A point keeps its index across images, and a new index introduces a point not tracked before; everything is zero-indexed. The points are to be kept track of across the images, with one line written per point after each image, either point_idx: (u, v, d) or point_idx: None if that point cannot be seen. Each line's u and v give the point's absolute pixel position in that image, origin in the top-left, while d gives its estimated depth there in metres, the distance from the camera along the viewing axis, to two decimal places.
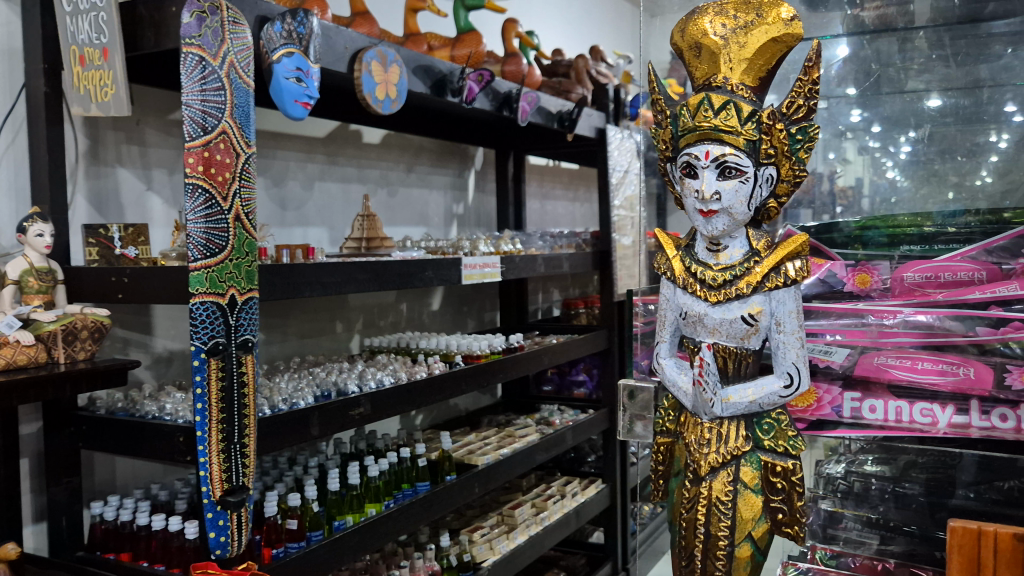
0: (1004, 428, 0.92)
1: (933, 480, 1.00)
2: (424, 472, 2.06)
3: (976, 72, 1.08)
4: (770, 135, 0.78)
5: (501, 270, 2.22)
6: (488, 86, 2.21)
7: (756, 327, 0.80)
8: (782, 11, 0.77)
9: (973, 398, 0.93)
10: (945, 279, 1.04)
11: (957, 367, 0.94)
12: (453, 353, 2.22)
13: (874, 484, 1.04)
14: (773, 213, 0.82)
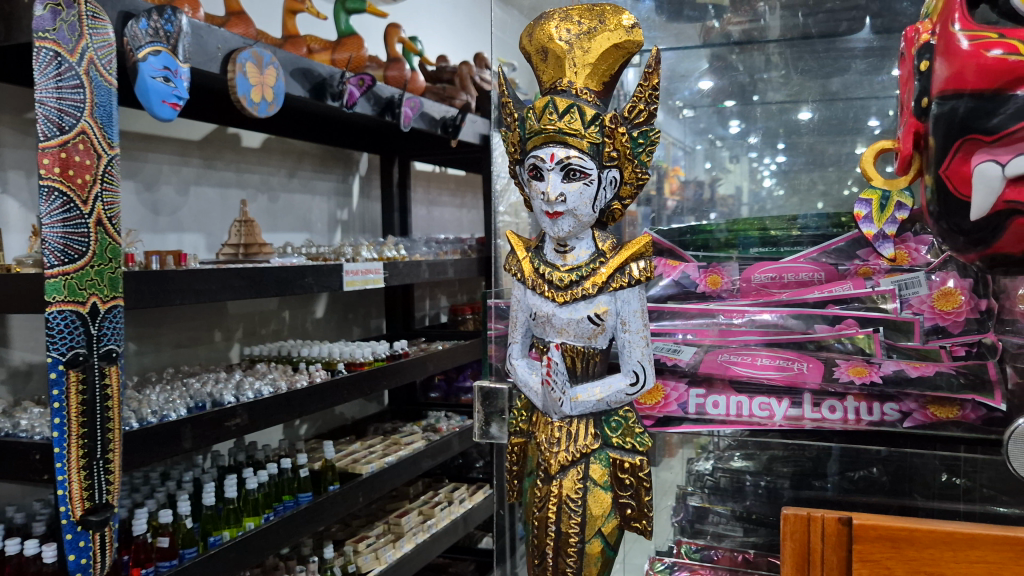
0: (833, 419, 0.97)
1: (797, 472, 1.04)
2: (306, 483, 2.01)
3: (830, 85, 1.21)
4: (612, 138, 0.80)
5: (384, 275, 2.19)
6: (370, 90, 2.18)
7: (602, 326, 0.82)
8: (623, 18, 0.80)
9: (805, 392, 0.98)
10: (788, 280, 1.07)
11: (792, 362, 0.98)
12: (335, 361, 2.18)
13: (749, 480, 1.10)
14: (618, 215, 0.84)
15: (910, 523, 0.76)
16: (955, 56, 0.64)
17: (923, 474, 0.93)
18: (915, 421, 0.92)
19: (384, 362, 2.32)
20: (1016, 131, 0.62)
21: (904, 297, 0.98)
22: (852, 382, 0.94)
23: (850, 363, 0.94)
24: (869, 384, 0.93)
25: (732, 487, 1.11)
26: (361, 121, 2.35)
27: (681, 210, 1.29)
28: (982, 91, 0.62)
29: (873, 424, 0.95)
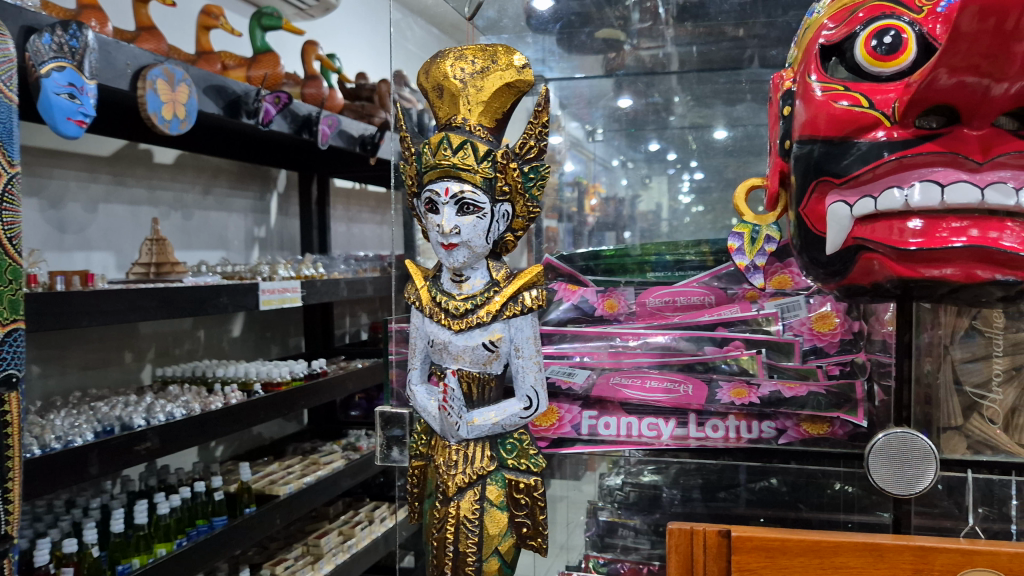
0: (716, 438, 1.03)
1: (705, 482, 1.08)
2: (221, 506, 1.98)
3: (736, 110, 1.30)
4: (504, 173, 0.83)
5: (302, 294, 2.18)
6: (286, 109, 2.19)
7: (496, 352, 0.85)
8: (514, 58, 0.83)
9: (690, 412, 1.03)
10: (680, 303, 1.12)
11: (678, 384, 1.03)
12: (252, 381, 2.16)
13: (664, 493, 1.13)
14: (511, 246, 0.88)
15: (780, 534, 0.81)
16: (812, 103, 0.71)
17: (815, 484, 1.00)
18: (790, 437, 1.00)
19: (302, 381, 2.31)
20: (859, 175, 0.68)
21: (786, 320, 1.04)
22: (732, 403, 1.00)
23: (731, 386, 1.00)
24: (748, 405, 0.99)
25: (641, 498, 1.15)
26: (278, 139, 2.34)
27: (603, 225, 1.37)
28: (831, 137, 0.69)
29: (752, 441, 1.01)
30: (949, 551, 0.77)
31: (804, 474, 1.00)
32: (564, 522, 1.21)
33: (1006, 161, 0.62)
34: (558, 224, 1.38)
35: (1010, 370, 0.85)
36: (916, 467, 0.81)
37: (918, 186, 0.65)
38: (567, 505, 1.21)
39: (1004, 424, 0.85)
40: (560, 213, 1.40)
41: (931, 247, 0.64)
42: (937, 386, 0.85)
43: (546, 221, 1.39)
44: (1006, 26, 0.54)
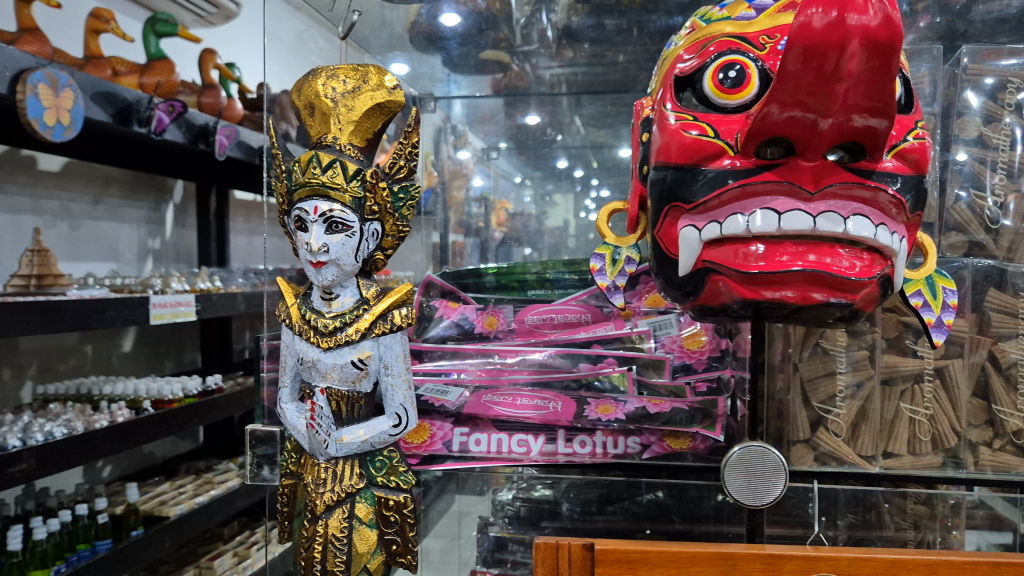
0: (583, 453, 1.01)
1: (590, 496, 1.13)
2: (105, 530, 1.91)
3: None
4: (373, 193, 0.84)
5: (197, 308, 2.12)
6: (180, 117, 2.13)
7: (366, 370, 0.86)
8: (384, 78, 0.84)
9: (559, 428, 1.01)
10: (558, 321, 1.15)
11: (548, 402, 1.00)
12: (142, 398, 2.08)
13: (563, 506, 1.16)
14: (381, 264, 0.89)
15: (642, 545, 0.83)
16: (666, 130, 0.73)
17: (697, 499, 1.07)
18: (654, 452, 1.00)
19: (195, 398, 2.24)
20: (707, 201, 0.70)
21: (658, 337, 1.08)
22: (600, 420, 0.99)
23: (598, 402, 0.99)
24: (614, 422, 0.99)
25: (533, 509, 1.19)
26: (173, 149, 2.28)
27: (510, 241, 1.51)
28: (682, 164, 0.71)
29: (617, 456, 1.00)
30: (796, 559, 0.81)
31: (686, 489, 1.06)
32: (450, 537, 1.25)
33: (835, 191, 0.66)
34: (465, 239, 1.51)
35: (852, 386, 0.90)
36: (768, 480, 0.84)
37: (759, 212, 0.68)
38: (454, 519, 1.24)
39: (847, 435, 0.90)
40: (468, 228, 1.52)
41: (771, 270, 0.68)
42: (789, 402, 0.90)
43: (454, 236, 1.51)
44: (826, 66, 0.58)
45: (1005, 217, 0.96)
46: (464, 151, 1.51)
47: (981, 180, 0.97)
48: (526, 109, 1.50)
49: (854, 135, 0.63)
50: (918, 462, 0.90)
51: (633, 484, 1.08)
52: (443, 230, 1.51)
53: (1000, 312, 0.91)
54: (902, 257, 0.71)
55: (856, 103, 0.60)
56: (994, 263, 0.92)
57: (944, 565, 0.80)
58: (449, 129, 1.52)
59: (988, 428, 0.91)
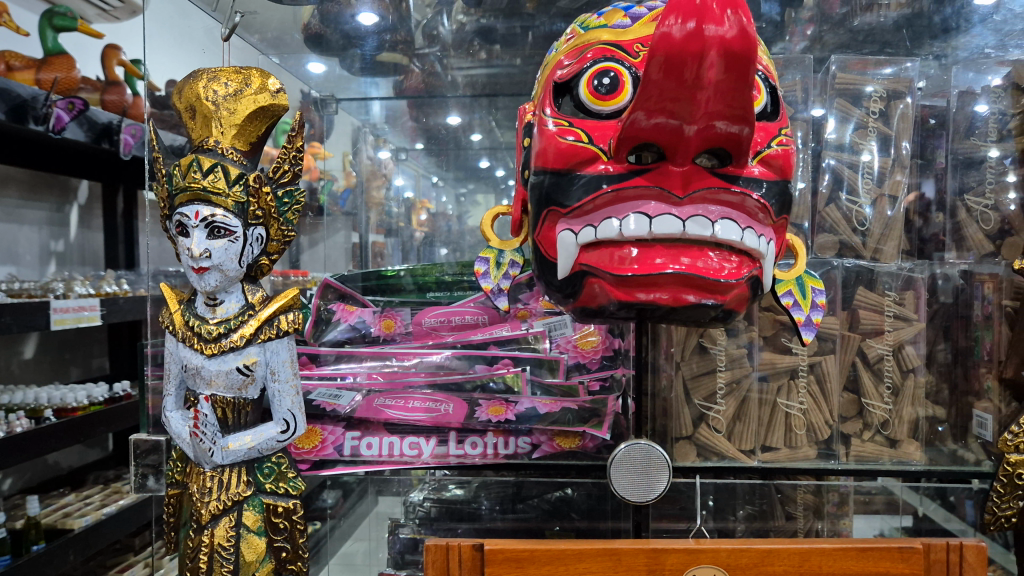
0: (474, 455, 1.00)
1: (501, 494, 1.18)
2: (4, 546, 1.80)
3: None
4: (256, 197, 0.83)
5: (101, 313, 2.05)
6: (82, 115, 2.05)
7: (251, 376, 0.85)
8: (268, 82, 0.83)
9: (451, 430, 1.00)
10: (455, 322, 1.16)
11: (439, 404, 1.01)
12: (43, 407, 1.98)
13: (481, 506, 1.19)
14: (266, 269, 0.88)
15: (531, 544, 0.85)
16: (544, 135, 0.74)
17: (601, 497, 1.13)
18: (543, 452, 0.99)
19: (101, 406, 2.16)
20: (582, 205, 0.72)
21: (553, 337, 1.11)
22: (490, 421, 1.00)
23: (489, 403, 1.00)
24: (505, 422, 0.99)
25: (446, 510, 1.21)
26: (76, 149, 2.20)
27: (432, 240, 1.54)
28: (559, 169, 0.73)
29: (508, 457, 0.99)
30: (679, 552, 0.83)
31: (595, 485, 1.12)
32: (368, 539, 1.26)
33: (702, 195, 0.68)
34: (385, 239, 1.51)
35: (731, 383, 0.94)
36: (652, 476, 0.85)
37: (632, 217, 0.69)
38: (372, 520, 1.26)
39: (727, 432, 0.93)
40: (388, 228, 1.53)
41: (644, 272, 0.69)
42: (672, 400, 0.93)
43: (374, 236, 1.51)
44: (686, 74, 0.60)
45: (871, 219, 1.01)
46: (385, 150, 1.53)
47: (850, 184, 1.02)
48: (447, 110, 1.53)
49: (717, 141, 0.65)
50: (794, 455, 0.94)
51: (543, 482, 1.14)
52: (363, 230, 1.51)
53: (867, 309, 0.97)
54: (770, 259, 0.74)
55: (716, 110, 0.62)
56: (861, 263, 0.98)
57: (816, 554, 0.83)
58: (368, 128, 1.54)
59: (859, 420, 0.96)
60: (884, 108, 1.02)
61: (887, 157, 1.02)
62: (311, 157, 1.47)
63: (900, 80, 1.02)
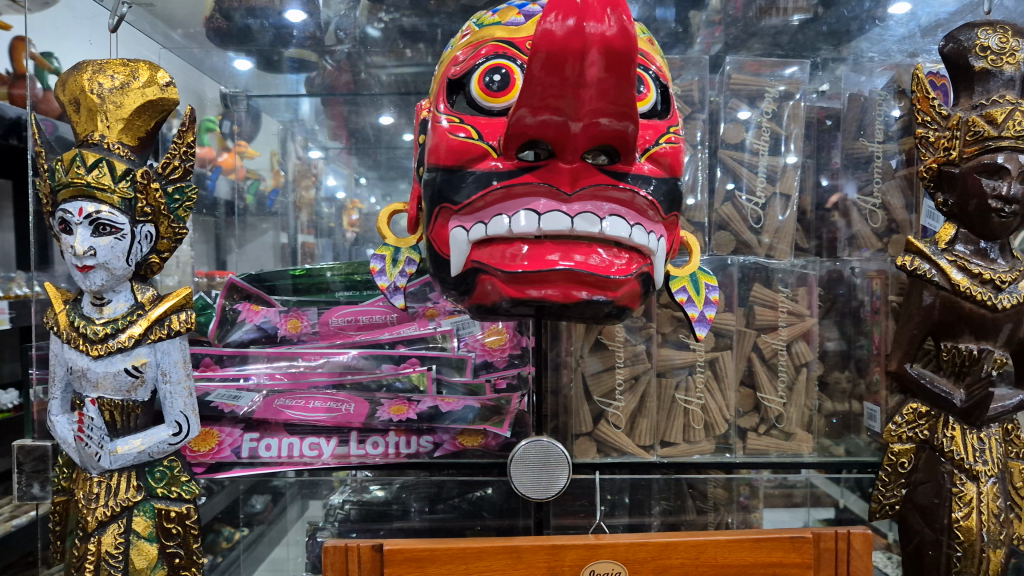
0: (375, 454, 0.97)
1: (426, 493, 1.19)
2: None
3: None
4: (144, 194, 0.81)
5: (10, 317, 1.97)
6: None
7: (141, 378, 0.82)
8: (157, 76, 0.81)
9: (352, 430, 0.99)
10: (363, 322, 1.15)
11: (341, 404, 0.99)
12: None
13: (405, 506, 1.21)
14: (157, 268, 0.85)
15: (431, 543, 0.84)
16: (436, 131, 0.74)
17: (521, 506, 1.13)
18: (446, 451, 0.98)
19: (11, 413, 2.07)
20: (473, 202, 0.71)
21: (461, 336, 1.11)
22: (392, 420, 0.99)
23: (391, 403, 1.00)
24: (406, 422, 0.98)
25: (365, 512, 1.23)
26: None
27: (362, 240, 1.48)
28: (449, 166, 0.72)
29: (409, 456, 0.97)
30: (577, 548, 0.84)
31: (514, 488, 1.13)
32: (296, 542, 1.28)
33: (590, 192, 0.69)
34: (314, 240, 1.47)
35: (628, 380, 0.95)
36: (552, 472, 0.86)
37: (522, 213, 0.69)
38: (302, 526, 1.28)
39: (625, 427, 0.95)
40: (317, 230, 1.48)
41: (535, 269, 0.69)
42: (572, 398, 0.94)
43: (303, 237, 1.47)
44: (568, 71, 0.60)
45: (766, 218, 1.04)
46: (316, 149, 1.50)
47: (748, 183, 1.04)
48: (380, 109, 1.49)
49: (603, 138, 0.66)
50: (691, 450, 0.96)
51: (462, 484, 1.15)
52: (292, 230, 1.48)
53: (762, 305, 1.00)
54: (660, 256, 0.74)
55: (599, 107, 0.62)
56: (758, 260, 1.01)
57: (712, 546, 0.84)
58: (296, 125, 1.49)
59: (755, 414, 0.99)
60: (777, 108, 1.04)
61: (779, 158, 1.04)
62: (236, 155, 1.45)
63: (796, 82, 1.04)
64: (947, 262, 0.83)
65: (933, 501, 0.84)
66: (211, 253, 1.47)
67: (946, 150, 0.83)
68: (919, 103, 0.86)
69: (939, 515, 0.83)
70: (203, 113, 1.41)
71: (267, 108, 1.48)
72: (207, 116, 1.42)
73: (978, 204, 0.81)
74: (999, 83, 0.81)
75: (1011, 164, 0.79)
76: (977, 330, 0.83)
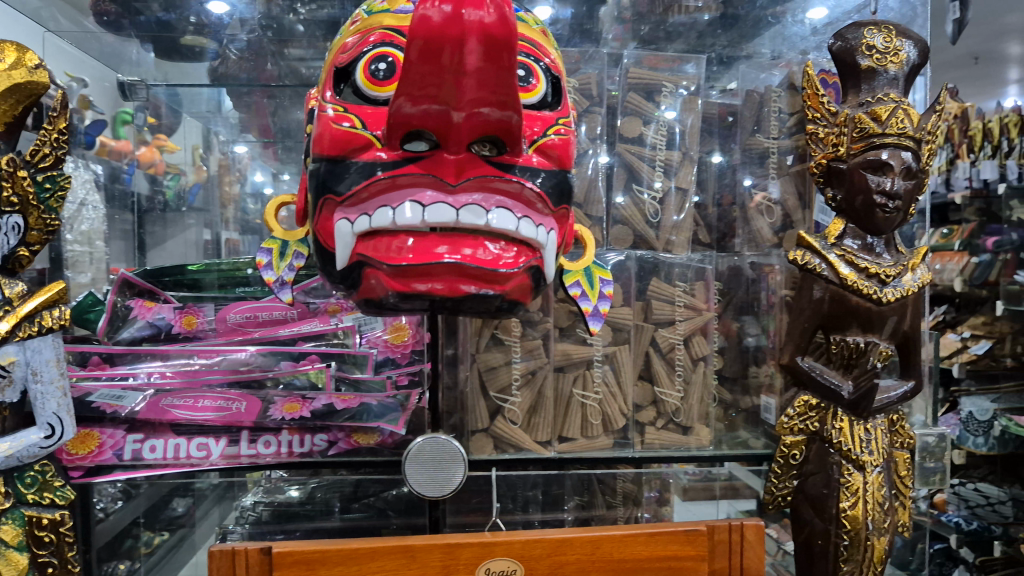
0: (267, 454, 0.97)
1: (341, 493, 1.14)
2: None
3: None
4: (10, 182, 0.76)
5: None
6: None
7: (9, 378, 0.77)
8: (26, 58, 0.75)
9: (242, 429, 0.97)
10: (262, 318, 1.12)
11: (231, 402, 0.97)
12: None
13: (317, 506, 1.15)
14: (24, 261, 0.80)
15: (322, 545, 0.81)
16: (320, 120, 0.71)
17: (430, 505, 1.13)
18: (339, 448, 0.98)
19: None
20: (357, 192, 0.69)
21: (363, 333, 1.07)
22: (284, 419, 0.97)
23: (284, 401, 0.98)
24: (300, 419, 0.97)
25: (279, 514, 1.16)
26: None
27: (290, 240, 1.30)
28: (334, 156, 0.70)
29: (303, 455, 0.97)
30: (473, 546, 0.82)
31: None
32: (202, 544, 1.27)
33: (475, 184, 0.68)
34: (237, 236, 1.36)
35: (524, 375, 0.97)
36: (448, 469, 0.84)
37: (406, 205, 0.68)
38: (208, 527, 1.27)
39: (523, 423, 0.96)
40: (243, 226, 1.37)
41: (419, 262, 0.67)
42: (469, 394, 0.94)
43: (226, 234, 1.36)
44: (445, 58, 0.59)
45: (663, 211, 1.05)
46: (242, 144, 1.35)
47: (646, 177, 1.05)
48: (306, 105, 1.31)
49: (486, 128, 0.64)
50: (591, 444, 0.98)
51: (377, 482, 1.13)
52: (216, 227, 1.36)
53: (659, 300, 1.02)
54: (550, 249, 0.74)
55: (480, 97, 0.61)
56: (655, 255, 1.03)
57: (607, 541, 0.83)
58: (218, 119, 1.35)
59: (653, 408, 1.01)
60: (673, 102, 1.06)
61: (675, 151, 1.06)
62: (155, 149, 1.34)
63: (690, 77, 1.06)
64: (836, 256, 0.84)
65: (822, 491, 0.85)
66: (130, 250, 1.35)
67: (835, 146, 0.85)
68: (810, 100, 0.87)
69: (828, 505, 0.84)
70: (121, 106, 1.34)
71: (187, 102, 1.35)
72: (124, 109, 1.34)
73: (864, 199, 0.83)
74: (883, 82, 0.83)
75: (894, 160, 0.81)
76: (863, 323, 0.84)
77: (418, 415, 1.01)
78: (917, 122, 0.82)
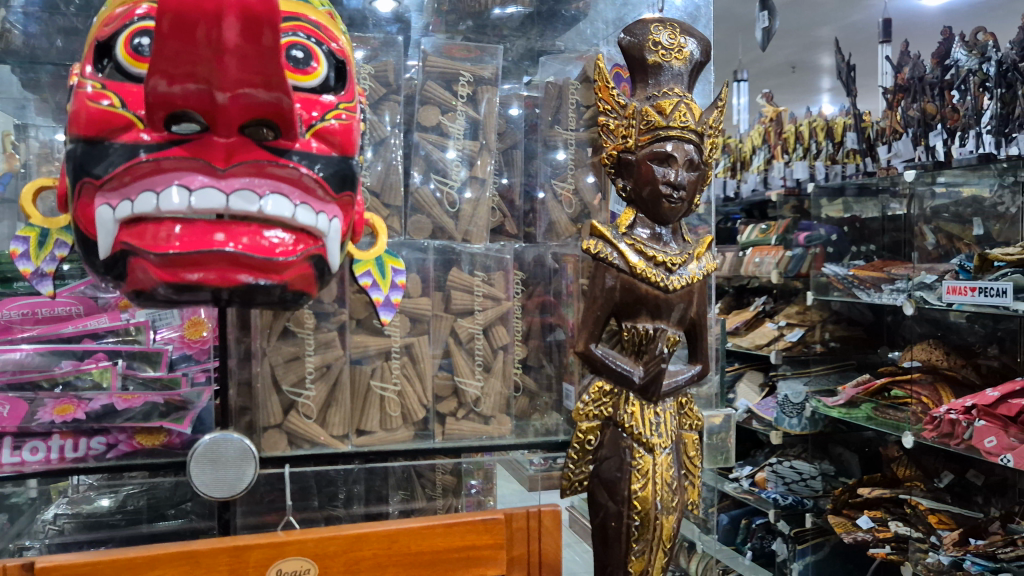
0: (35, 462, 0.90)
1: (152, 498, 1.07)
2: None
3: None
4: None
5: None
6: None
7: None
8: None
9: (5, 436, 0.90)
10: (42, 314, 0.98)
11: None
12: None
13: (124, 515, 1.06)
14: None
15: (91, 557, 0.75)
16: (77, 97, 0.66)
17: None
18: (119, 452, 0.92)
19: None
20: (117, 175, 0.65)
21: (158, 328, 1.00)
22: (55, 422, 0.91)
23: (55, 403, 0.91)
24: (73, 422, 0.91)
25: (84, 525, 1.04)
26: None
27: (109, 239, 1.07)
28: (90, 137, 0.65)
29: (76, 460, 0.91)
30: (262, 547, 0.78)
31: None
32: None
33: (247, 168, 0.65)
34: None
35: (319, 368, 0.94)
36: (236, 468, 0.80)
37: (172, 191, 0.64)
38: None
39: (317, 418, 0.93)
40: None
41: (187, 251, 0.63)
42: (259, 388, 0.91)
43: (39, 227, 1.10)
44: (200, 35, 0.55)
45: (461, 201, 1.07)
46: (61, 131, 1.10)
47: (441, 167, 1.07)
48: None
49: (254, 111, 0.61)
50: (389, 437, 0.97)
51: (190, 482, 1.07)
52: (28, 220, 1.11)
53: (458, 290, 1.04)
54: (333, 237, 0.72)
55: (243, 77, 0.58)
56: (450, 244, 1.05)
57: (404, 535, 0.82)
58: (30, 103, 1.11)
59: (453, 399, 1.02)
60: (472, 93, 1.08)
61: (474, 142, 1.08)
62: None
63: (483, 67, 1.09)
64: (626, 246, 0.87)
65: (615, 475, 0.87)
66: None
67: (623, 138, 0.87)
68: (601, 92, 0.88)
69: (620, 488, 0.87)
70: None
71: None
72: None
73: (651, 189, 0.86)
74: (668, 77, 0.87)
75: (677, 152, 0.85)
76: (652, 310, 0.87)
77: (208, 414, 0.96)
78: (698, 116, 0.87)
